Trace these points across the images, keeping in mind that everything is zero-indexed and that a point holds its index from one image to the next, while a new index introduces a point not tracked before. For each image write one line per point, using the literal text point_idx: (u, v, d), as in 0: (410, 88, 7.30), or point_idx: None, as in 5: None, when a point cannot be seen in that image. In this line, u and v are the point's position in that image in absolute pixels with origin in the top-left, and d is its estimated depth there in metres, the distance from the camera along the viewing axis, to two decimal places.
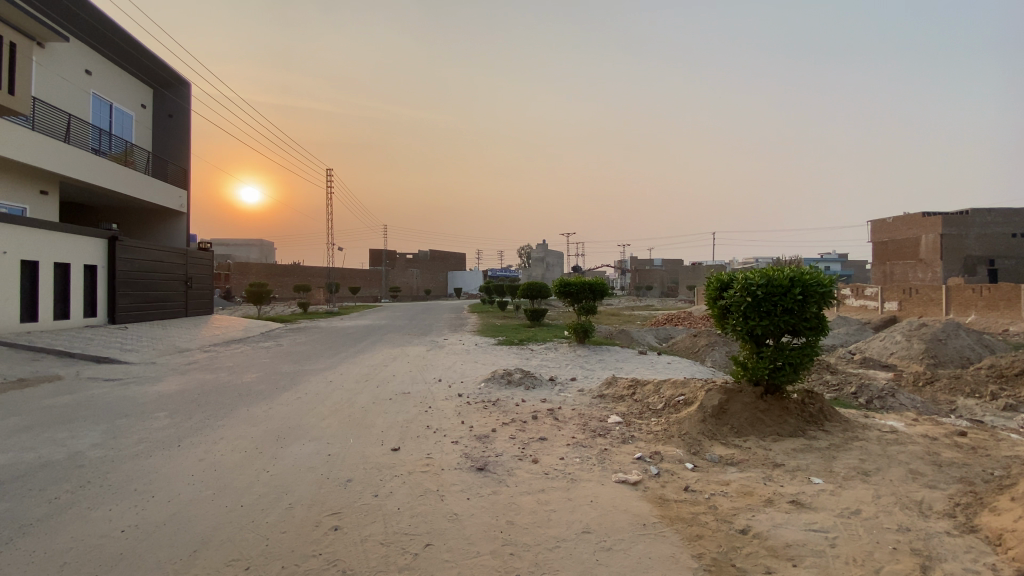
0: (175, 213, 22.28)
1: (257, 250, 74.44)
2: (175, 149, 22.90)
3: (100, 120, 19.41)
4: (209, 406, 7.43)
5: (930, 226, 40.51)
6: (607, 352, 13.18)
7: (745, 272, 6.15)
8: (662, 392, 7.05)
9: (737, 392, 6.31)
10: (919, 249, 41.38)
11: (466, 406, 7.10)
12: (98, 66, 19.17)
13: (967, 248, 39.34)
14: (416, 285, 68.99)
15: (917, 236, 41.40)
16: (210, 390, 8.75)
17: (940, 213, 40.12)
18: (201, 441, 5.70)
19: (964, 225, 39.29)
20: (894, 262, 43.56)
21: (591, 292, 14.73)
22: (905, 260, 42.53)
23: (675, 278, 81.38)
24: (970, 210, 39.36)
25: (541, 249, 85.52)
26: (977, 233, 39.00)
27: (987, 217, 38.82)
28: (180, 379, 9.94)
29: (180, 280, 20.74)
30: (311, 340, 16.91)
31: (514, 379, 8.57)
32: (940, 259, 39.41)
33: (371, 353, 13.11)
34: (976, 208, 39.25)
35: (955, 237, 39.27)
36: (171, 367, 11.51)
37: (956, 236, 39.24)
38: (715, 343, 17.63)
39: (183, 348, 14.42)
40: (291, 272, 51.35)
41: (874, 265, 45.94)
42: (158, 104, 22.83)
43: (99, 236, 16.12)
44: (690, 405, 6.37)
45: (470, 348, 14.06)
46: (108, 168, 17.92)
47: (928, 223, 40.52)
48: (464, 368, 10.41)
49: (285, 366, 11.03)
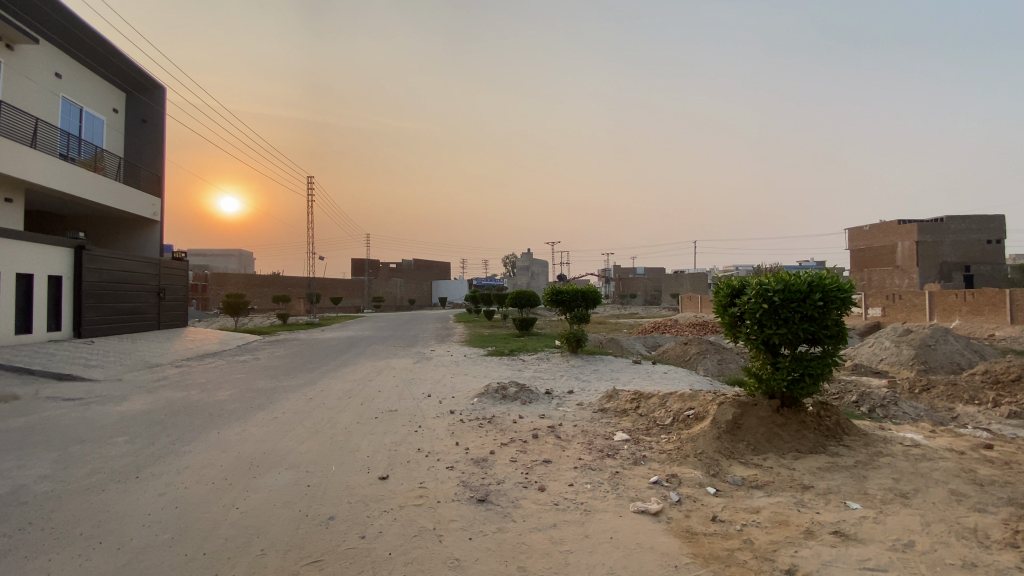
0: (148, 222, 21.33)
1: (236, 259, 72.70)
2: (149, 155, 21.99)
3: (70, 125, 18.49)
4: (177, 428, 6.75)
5: (907, 233, 41.14)
6: (601, 362, 12.71)
7: (759, 277, 5.74)
8: (669, 406, 6.60)
9: (752, 406, 5.89)
10: (896, 256, 41.96)
11: (459, 424, 6.55)
12: (69, 69, 18.29)
13: (942, 255, 39.93)
14: (399, 295, 68.03)
15: (895, 243, 41.98)
16: (179, 410, 8.02)
17: (916, 221, 40.77)
18: (164, 472, 5.04)
19: (939, 232, 39.95)
20: (871, 269, 43.94)
21: (584, 300, 14.30)
22: (882, 267, 43.06)
23: (659, 286, 81.66)
24: (945, 218, 40.06)
25: (525, 258, 85.25)
26: (952, 240, 39.66)
27: (961, 224, 39.54)
28: (147, 398, 9.17)
29: (152, 291, 19.80)
30: (290, 353, 16.14)
31: (509, 393, 8.05)
32: (917, 265, 39.94)
33: (355, 366, 12.44)
34: (951, 216, 39.98)
35: (930, 245, 39.93)
36: (139, 384, 10.72)
37: (931, 243, 39.88)
38: (707, 351, 17.30)
39: (154, 364, 13.56)
40: (271, 282, 50.14)
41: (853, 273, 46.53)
42: (131, 109, 21.93)
43: (65, 245, 15.21)
44: (701, 420, 5.92)
45: (459, 359, 13.47)
46: (78, 174, 17.02)
47: (905, 231, 41.14)
48: (454, 382, 9.83)
49: (263, 382, 10.33)
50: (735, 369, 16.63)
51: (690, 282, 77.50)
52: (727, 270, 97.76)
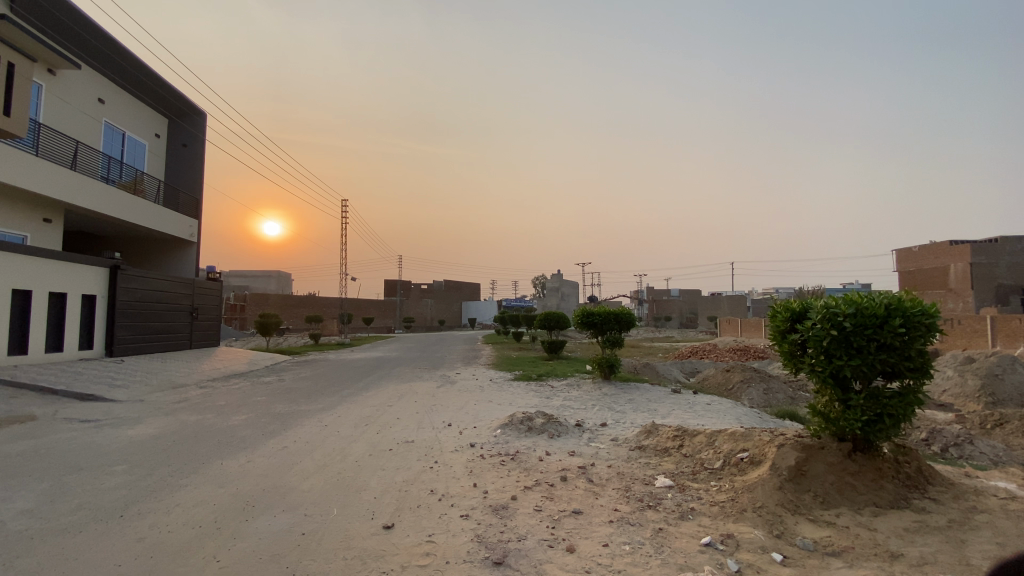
0: (184, 242, 21.72)
1: (274, 280, 74.39)
2: (187, 178, 22.53)
3: (113, 149, 19.09)
4: (180, 457, 6.33)
5: (958, 255, 38.66)
6: (636, 391, 11.85)
7: (824, 300, 4.98)
8: (717, 447, 5.85)
9: (819, 450, 5.08)
10: (948, 278, 39.32)
11: (479, 461, 5.93)
12: (111, 95, 18.98)
13: (998, 277, 37.31)
14: (430, 316, 68.11)
15: (946, 264, 39.48)
16: (189, 436, 7.63)
17: (969, 241, 38.28)
18: (151, 511, 4.57)
19: (994, 253, 37.43)
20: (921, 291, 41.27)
21: (617, 323, 13.52)
22: (932, 289, 40.41)
23: (694, 309, 79.35)
24: (1000, 238, 37.57)
25: (555, 279, 84.48)
26: (1008, 262, 37.09)
27: (1018, 245, 37.02)
28: (161, 422, 8.85)
29: (185, 311, 20.00)
30: (315, 375, 15.84)
31: (536, 425, 7.39)
32: (972, 288, 37.23)
33: (377, 390, 11.95)
34: (1006, 236, 37.49)
35: (986, 266, 37.35)
36: (157, 407, 10.46)
37: (986, 265, 37.30)
38: (750, 380, 16.14)
39: (178, 384, 13.42)
40: (306, 303, 50.90)
41: None
42: (172, 134, 22.63)
43: (100, 265, 15.46)
44: (757, 465, 5.16)
45: (485, 385, 12.84)
46: (116, 196, 17.43)
47: (957, 251, 38.66)
48: (477, 410, 9.20)
49: (280, 406, 9.92)
50: (782, 400, 15.40)
51: (726, 305, 75.00)
52: (765, 293, 94.41)
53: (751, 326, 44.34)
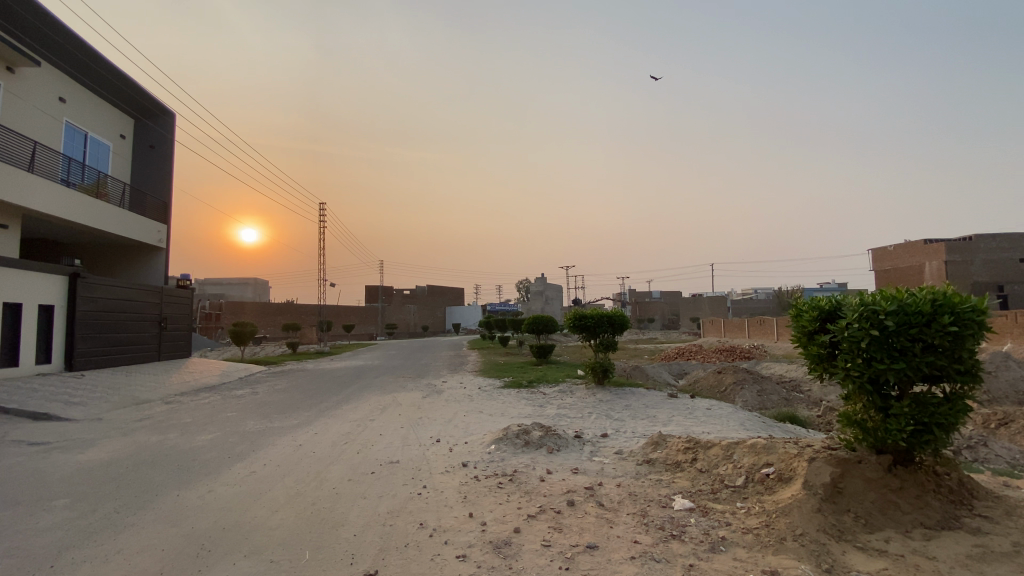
0: (152, 248, 20.61)
1: (251, 287, 72.61)
2: (155, 180, 21.40)
3: (74, 150, 17.96)
4: (132, 488, 5.51)
5: (933, 253, 39.24)
6: (633, 396, 11.29)
7: (859, 296, 4.47)
8: (737, 461, 5.31)
9: (856, 464, 4.57)
10: (924, 277, 39.86)
11: (473, 484, 5.28)
12: (72, 93, 17.84)
13: (973, 275, 37.79)
14: (412, 321, 67.04)
15: (921, 263, 39.90)
16: (146, 460, 6.78)
17: (943, 240, 38.81)
18: (88, 558, 3.80)
19: (968, 251, 38.00)
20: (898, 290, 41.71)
21: (610, 325, 12.95)
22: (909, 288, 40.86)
23: (676, 310, 79.66)
24: (973, 236, 38.16)
25: (538, 282, 84.06)
26: (982, 259, 37.60)
27: (990, 243, 37.69)
28: (118, 443, 7.98)
29: (153, 321, 18.91)
30: (292, 386, 14.98)
31: (533, 438, 6.77)
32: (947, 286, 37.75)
33: (358, 402, 11.18)
34: (979, 234, 38.11)
35: (960, 264, 37.88)
36: (117, 426, 9.53)
37: (961, 263, 37.86)
38: (744, 381, 15.76)
39: (143, 400, 12.43)
40: (284, 310, 49.55)
41: None
42: (139, 135, 21.49)
43: (58, 273, 14.39)
44: (786, 483, 4.62)
45: (473, 393, 12.16)
46: (77, 200, 16.33)
47: (932, 250, 39.28)
48: (466, 422, 8.52)
49: (253, 423, 9.11)
50: (776, 402, 15.06)
51: (708, 306, 75.41)
52: (745, 293, 95.29)
53: (734, 325, 44.38)
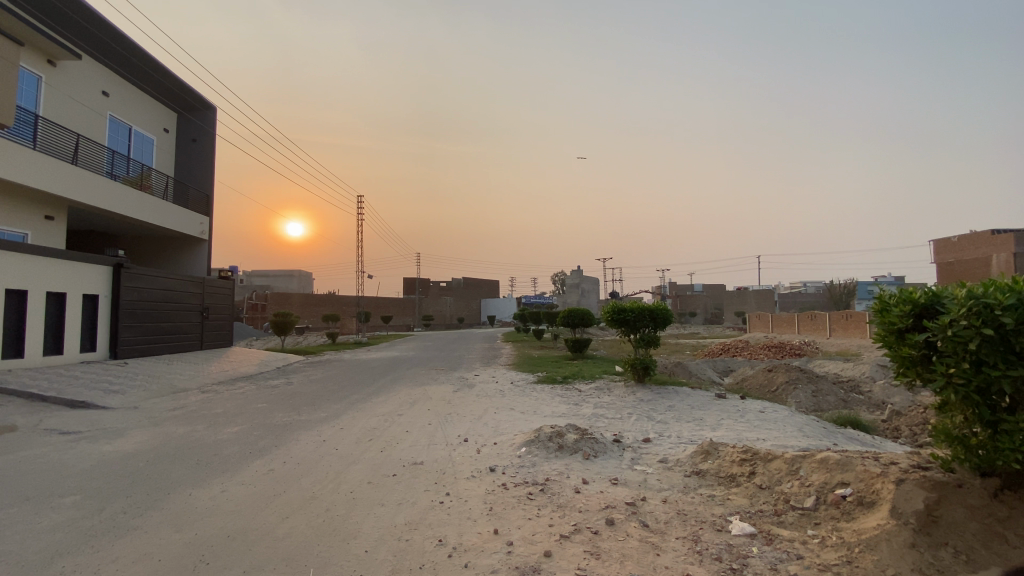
0: (195, 240, 21.08)
1: (296, 280, 74.65)
2: (197, 173, 21.81)
3: (119, 144, 18.44)
4: (146, 485, 5.27)
5: (1001, 244, 36.12)
6: (676, 396, 10.54)
7: (964, 287, 3.70)
8: (805, 478, 4.64)
9: (956, 489, 3.80)
10: (991, 271, 36.68)
11: (500, 493, 4.78)
12: (116, 88, 18.30)
13: None
14: (449, 313, 67.33)
15: (987, 255, 36.78)
16: (168, 454, 6.59)
17: (1013, 230, 35.69)
18: (77, 568, 3.50)
19: None
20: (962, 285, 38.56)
21: (652, 320, 12.19)
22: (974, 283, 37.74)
23: (719, 304, 77.08)
24: None
25: (576, 275, 82.84)
26: None
27: None
28: (147, 434, 7.90)
29: (196, 310, 19.31)
30: (326, 377, 14.92)
31: (568, 442, 6.21)
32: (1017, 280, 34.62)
33: (388, 396, 10.86)
34: None
35: None
36: (150, 416, 9.54)
37: None
38: (797, 381, 14.66)
39: (180, 389, 12.53)
40: (326, 301, 50.56)
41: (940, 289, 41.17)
42: (182, 129, 21.95)
43: (102, 263, 14.74)
44: (869, 509, 3.94)
45: (505, 389, 11.67)
46: (121, 192, 16.72)
47: (1000, 241, 36.14)
48: (497, 421, 8.04)
49: (280, 416, 8.91)
50: (833, 404, 13.94)
51: (753, 300, 72.45)
52: (793, 287, 91.17)
53: (783, 321, 42.25)
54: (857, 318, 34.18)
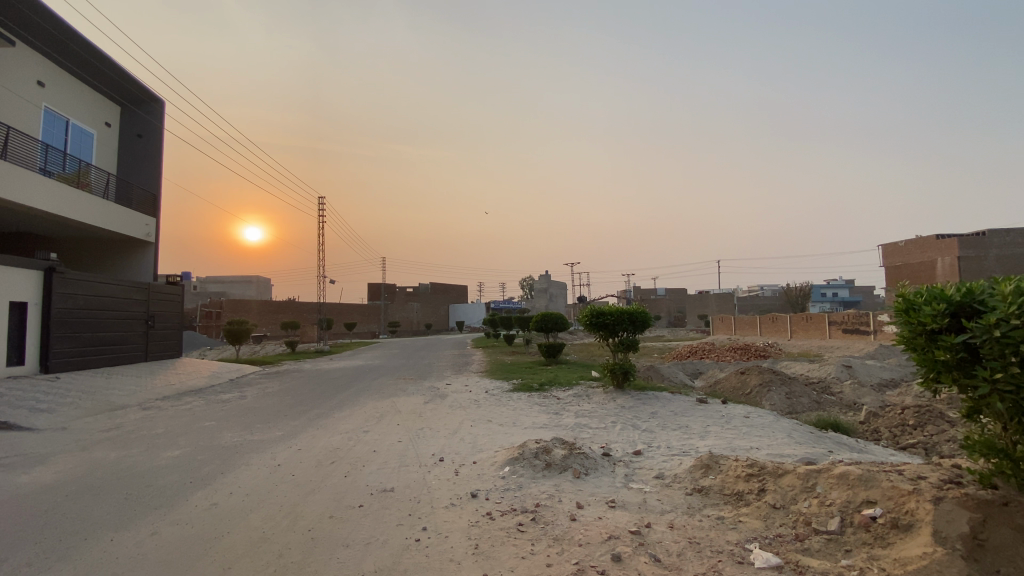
0: (140, 243, 19.57)
1: (254, 286, 71.70)
2: (143, 171, 20.27)
3: (54, 138, 16.87)
4: (57, 527, 4.35)
5: (946, 249, 37.44)
6: (658, 403, 10.12)
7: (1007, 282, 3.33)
8: (824, 497, 4.20)
9: (1001, 508, 3.42)
10: (936, 273, 38.11)
11: (487, 526, 4.15)
12: (53, 78, 16.77)
13: (986, 270, 36.26)
14: (415, 319, 66.01)
15: (933, 259, 38.22)
16: (92, 486, 5.62)
17: (956, 234, 37.26)
18: None
19: (982, 247, 36.40)
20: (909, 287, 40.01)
21: (631, 323, 11.78)
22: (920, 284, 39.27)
23: (683, 308, 78.44)
24: (987, 231, 36.62)
25: (543, 280, 82.62)
26: (996, 255, 36.10)
27: (1005, 238, 36.24)
28: (72, 461, 6.85)
29: (140, 319, 17.83)
30: (284, 389, 13.87)
31: (555, 458, 5.63)
32: None
33: (352, 409, 10.03)
34: (993, 229, 36.58)
35: (973, 259, 36.27)
36: (80, 438, 8.40)
37: (974, 258, 36.25)
38: (771, 383, 14.55)
39: (118, 407, 11.31)
40: (286, 309, 48.68)
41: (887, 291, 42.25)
42: (126, 123, 20.38)
43: (32, 268, 13.29)
44: (905, 533, 3.54)
45: (480, 398, 11.00)
46: (56, 191, 15.24)
47: (944, 245, 37.38)
48: (474, 436, 7.38)
49: (231, 435, 7.99)
50: (807, 405, 13.88)
51: (714, 303, 73.95)
52: (752, 290, 93.71)
53: (745, 323, 42.99)
54: (816, 320, 35.04)
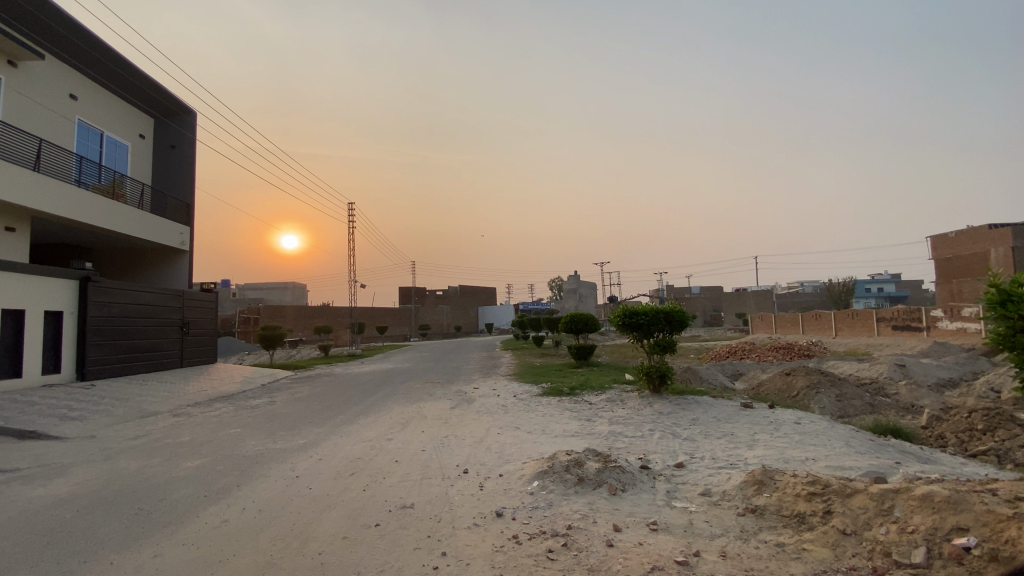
0: (175, 252, 19.98)
1: (290, 292, 73.37)
2: (176, 181, 20.70)
3: (89, 150, 17.33)
4: (57, 548, 4.12)
5: (999, 239, 35.08)
6: (698, 408, 9.49)
7: None
8: (904, 522, 3.58)
9: None
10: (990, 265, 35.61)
11: (513, 552, 3.71)
12: (86, 92, 17.25)
13: None
14: (446, 322, 66.26)
15: (986, 250, 35.80)
16: (107, 500, 5.44)
17: (1011, 223, 34.73)
18: None
19: None
20: (960, 279, 37.55)
21: (667, 323, 11.15)
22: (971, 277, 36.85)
23: (718, 307, 76.32)
24: None
25: (573, 281, 81.76)
26: None
27: None
28: (94, 472, 6.75)
29: (175, 326, 18.14)
30: (313, 395, 13.79)
31: (588, 473, 5.14)
32: None
33: (378, 415, 9.76)
34: None
35: None
36: (107, 447, 8.37)
37: None
38: (819, 384, 13.62)
39: (149, 414, 11.36)
40: (319, 313, 49.48)
41: (938, 284, 39.22)
42: (160, 135, 20.87)
43: (66, 277, 13.57)
44: (1013, 571, 2.95)
45: (508, 403, 10.58)
46: (92, 202, 15.58)
47: (998, 235, 35.08)
48: (501, 445, 6.96)
49: (254, 443, 7.80)
50: (859, 409, 12.92)
51: (751, 301, 71.55)
52: (789, 287, 90.49)
53: (786, 321, 41.21)
54: (863, 317, 33.21)
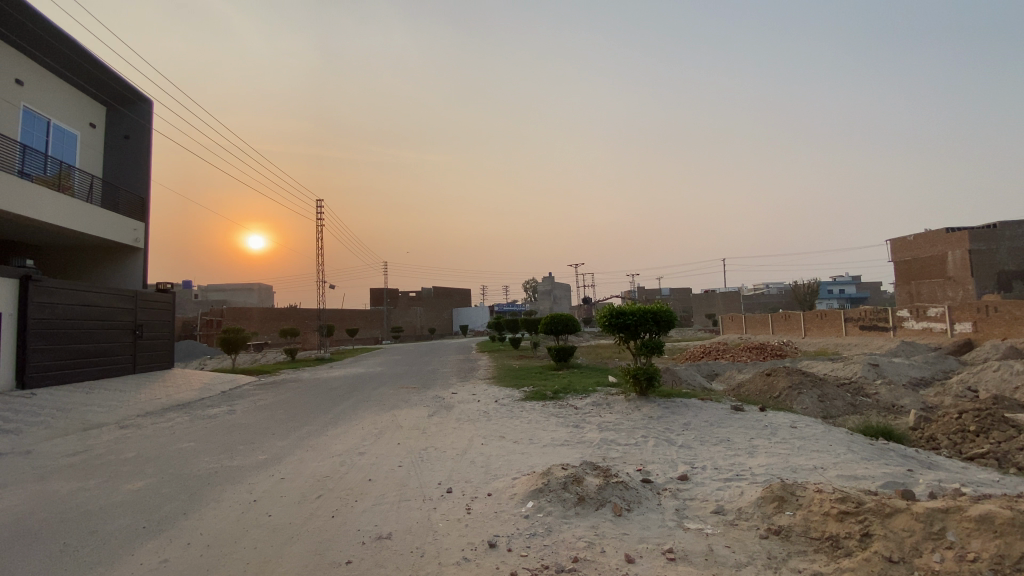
0: (128, 249, 18.66)
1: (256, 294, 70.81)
2: (131, 175, 19.37)
3: (34, 139, 15.96)
4: None
5: (956, 242, 36.03)
6: (689, 412, 9.06)
7: None
8: (961, 549, 3.14)
9: None
10: (946, 267, 36.63)
11: None
12: (32, 77, 15.89)
13: (999, 264, 34.83)
14: (418, 324, 65.07)
15: (943, 252, 36.82)
16: (25, 532, 4.61)
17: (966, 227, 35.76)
18: None
19: (993, 239, 34.86)
20: (919, 281, 38.53)
21: (654, 324, 10.73)
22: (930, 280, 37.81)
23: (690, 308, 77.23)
24: (998, 224, 35.13)
25: (547, 282, 81.54)
26: (1008, 247, 34.64)
27: (1015, 230, 34.71)
28: (18, 495, 5.86)
29: (127, 329, 16.88)
30: (278, 402, 12.87)
31: (589, 491, 4.58)
32: (973, 275, 34.62)
33: (348, 425, 9.00)
34: (1005, 222, 35.09)
35: (985, 253, 34.79)
36: (38, 465, 7.41)
37: (986, 252, 34.74)
38: (801, 385, 13.44)
39: (93, 426, 10.32)
40: (287, 314, 47.75)
41: (898, 287, 40.38)
42: (113, 124, 19.51)
43: (5, 276, 12.32)
44: None
45: (490, 409, 9.97)
46: (36, 194, 14.30)
47: (954, 239, 36.04)
48: (486, 457, 6.34)
49: (208, 459, 6.97)
50: (842, 409, 12.79)
51: (721, 302, 72.54)
52: (756, 288, 92.31)
53: (757, 322, 41.67)
54: (831, 317, 33.71)
